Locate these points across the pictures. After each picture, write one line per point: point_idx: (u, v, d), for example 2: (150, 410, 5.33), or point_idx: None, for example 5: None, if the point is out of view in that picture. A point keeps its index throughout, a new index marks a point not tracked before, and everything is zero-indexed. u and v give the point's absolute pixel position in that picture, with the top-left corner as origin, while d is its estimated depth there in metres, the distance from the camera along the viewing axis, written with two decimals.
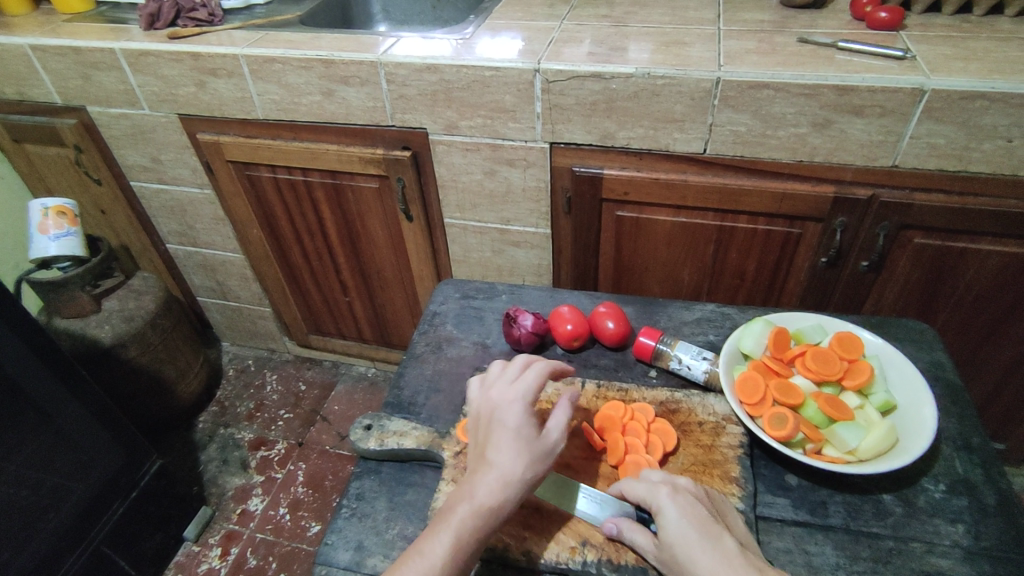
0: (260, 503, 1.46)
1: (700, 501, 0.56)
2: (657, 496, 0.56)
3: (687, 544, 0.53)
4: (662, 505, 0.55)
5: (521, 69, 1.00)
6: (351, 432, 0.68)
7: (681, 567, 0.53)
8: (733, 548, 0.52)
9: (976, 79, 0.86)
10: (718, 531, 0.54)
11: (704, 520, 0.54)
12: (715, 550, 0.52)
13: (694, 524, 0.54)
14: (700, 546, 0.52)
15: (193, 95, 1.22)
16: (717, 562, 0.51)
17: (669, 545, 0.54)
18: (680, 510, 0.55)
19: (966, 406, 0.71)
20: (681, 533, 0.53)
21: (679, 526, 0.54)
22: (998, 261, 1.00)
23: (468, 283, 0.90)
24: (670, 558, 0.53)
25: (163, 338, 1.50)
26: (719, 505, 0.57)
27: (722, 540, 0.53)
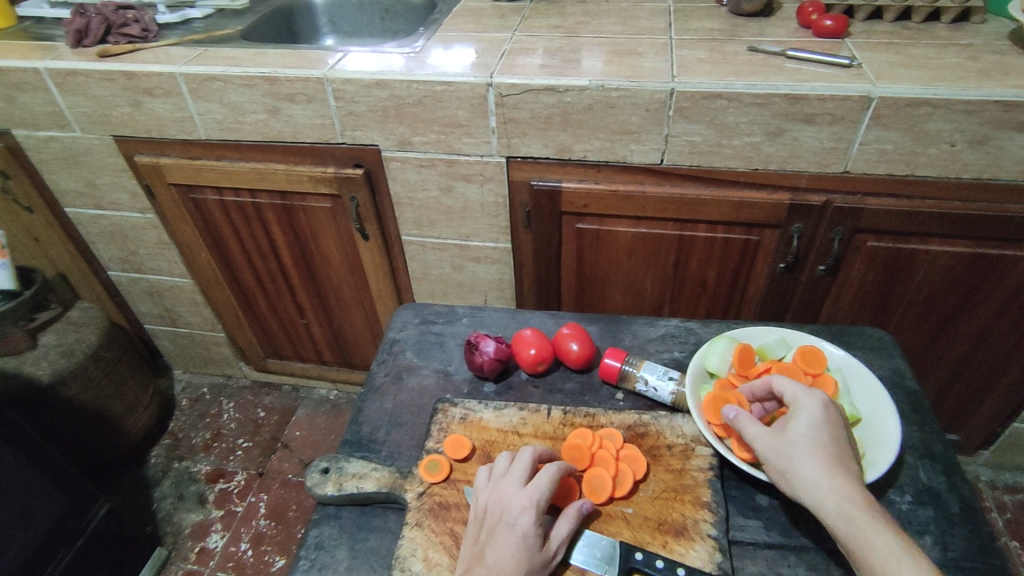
0: (219, 540, 1.39)
1: (839, 421, 0.59)
2: (807, 396, 0.59)
3: (814, 440, 0.56)
4: (809, 403, 0.59)
5: (474, 84, 0.98)
6: (308, 477, 0.65)
7: (794, 451, 0.56)
8: (850, 465, 0.56)
9: (919, 86, 0.87)
10: (846, 448, 0.57)
11: (839, 435, 0.57)
12: (836, 455, 0.56)
13: (829, 430, 0.57)
14: (825, 448, 0.56)
15: (129, 116, 1.16)
16: (832, 466, 0.55)
17: (795, 434, 0.57)
18: (822, 415, 0.58)
19: (926, 414, 0.72)
20: (815, 430, 0.57)
21: (815, 425, 0.57)
22: (947, 261, 1.02)
23: (427, 307, 0.87)
24: (787, 443, 0.57)
25: (107, 371, 1.42)
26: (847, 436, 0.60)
27: (845, 456, 0.56)
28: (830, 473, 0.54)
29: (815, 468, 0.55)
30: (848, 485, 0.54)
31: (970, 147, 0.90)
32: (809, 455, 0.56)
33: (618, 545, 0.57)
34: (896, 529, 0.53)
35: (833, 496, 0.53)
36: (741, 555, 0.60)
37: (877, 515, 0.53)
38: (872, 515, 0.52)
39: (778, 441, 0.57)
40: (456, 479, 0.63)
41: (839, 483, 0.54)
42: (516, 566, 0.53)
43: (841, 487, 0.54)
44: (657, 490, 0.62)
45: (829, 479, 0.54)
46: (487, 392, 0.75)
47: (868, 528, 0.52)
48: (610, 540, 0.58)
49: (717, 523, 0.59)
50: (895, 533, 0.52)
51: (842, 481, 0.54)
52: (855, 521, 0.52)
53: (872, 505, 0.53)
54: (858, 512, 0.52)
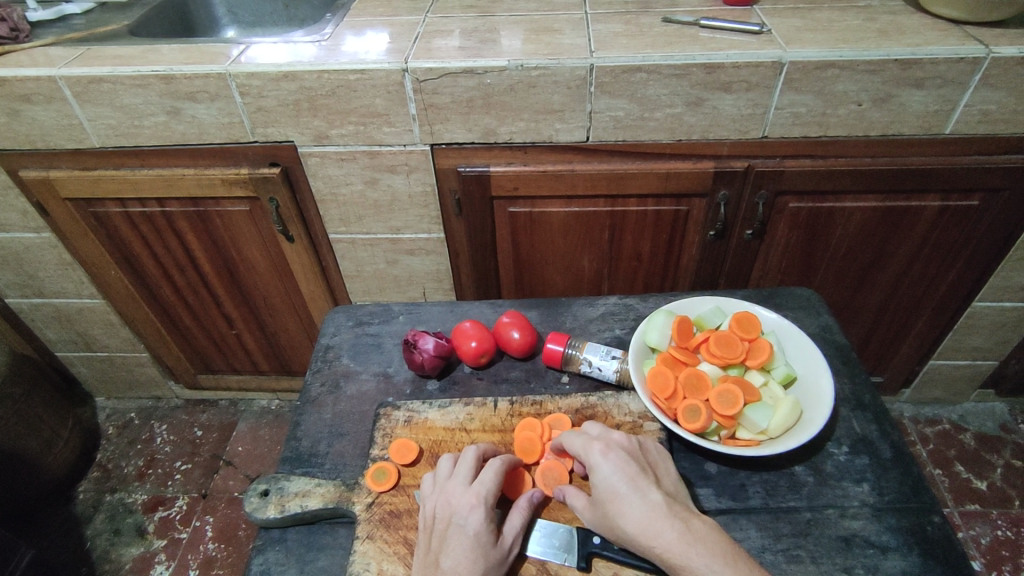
0: (165, 570, 1.31)
1: (633, 457, 0.58)
2: (589, 452, 0.58)
3: (616, 497, 0.55)
4: (594, 462, 0.57)
5: (389, 71, 0.94)
6: (246, 502, 0.61)
7: (608, 518, 0.55)
8: (658, 502, 0.54)
9: (826, 49, 0.90)
10: (645, 484, 0.55)
11: (634, 475, 0.56)
12: (640, 503, 0.54)
13: (623, 478, 0.55)
14: (626, 500, 0.54)
15: (7, 127, 1.04)
16: (642, 517, 0.53)
17: (600, 500, 0.56)
18: (612, 466, 0.56)
19: (855, 365, 0.75)
20: (609, 487, 0.55)
21: (609, 480, 0.56)
22: (863, 215, 1.07)
23: (361, 308, 0.84)
24: (601, 515, 0.55)
25: (17, 409, 1.30)
26: (650, 461, 0.58)
27: (649, 494, 0.54)
28: (644, 526, 0.53)
29: (632, 531, 0.53)
30: (664, 532, 0.52)
31: (876, 106, 0.94)
32: (621, 514, 0.54)
33: (580, 531, 0.57)
34: (722, 550, 0.51)
35: (656, 553, 0.52)
36: None
37: (697, 548, 0.51)
38: (693, 552, 0.51)
39: (595, 519, 0.56)
40: (405, 485, 0.61)
41: (654, 530, 0.52)
42: (472, 567, 0.52)
43: (658, 537, 0.52)
44: None
45: (647, 534, 0.52)
46: (431, 391, 0.73)
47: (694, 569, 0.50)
48: (567, 527, 0.57)
49: None
50: (720, 557, 0.50)
51: (656, 527, 0.52)
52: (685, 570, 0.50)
53: (694, 541, 0.51)
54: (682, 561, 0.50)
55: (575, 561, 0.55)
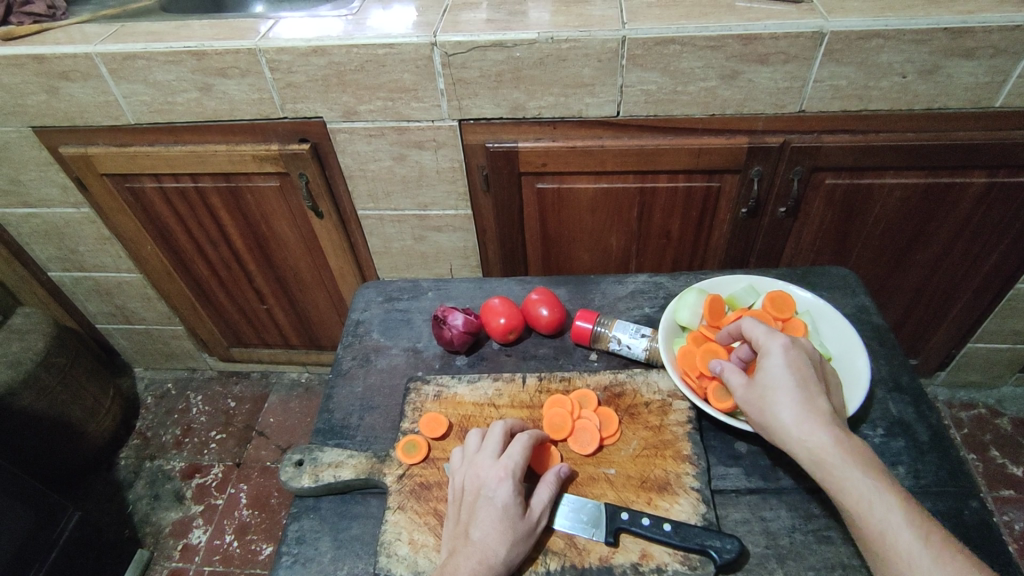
0: (202, 534, 1.37)
1: (811, 360, 0.59)
2: (772, 341, 0.59)
3: (782, 390, 0.57)
4: (772, 350, 0.59)
5: (417, 45, 0.93)
6: (281, 472, 0.63)
7: (764, 401, 0.58)
8: (823, 407, 0.56)
9: (870, 18, 0.86)
10: (814, 390, 0.57)
11: (807, 376, 0.58)
12: (806, 401, 0.56)
13: (795, 375, 0.57)
14: (791, 395, 0.56)
15: (46, 104, 1.06)
16: (801, 415, 0.56)
17: (762, 386, 0.58)
18: (789, 360, 0.58)
19: (892, 347, 0.74)
20: (778, 378, 0.57)
21: (781, 372, 0.57)
22: (903, 192, 1.03)
23: (390, 284, 0.85)
24: (757, 397, 0.58)
25: (60, 378, 1.36)
26: (823, 370, 0.60)
27: (816, 398, 0.57)
28: (804, 421, 0.55)
29: (785, 421, 0.56)
30: (823, 432, 0.54)
31: (921, 78, 0.90)
32: (783, 404, 0.56)
33: (610, 506, 0.57)
34: (873, 466, 0.54)
35: (805, 446, 0.55)
36: (724, 503, 0.62)
37: (852, 457, 0.54)
38: (846, 458, 0.53)
39: (749, 398, 0.59)
40: (435, 458, 0.63)
41: (811, 429, 0.55)
42: (501, 538, 0.53)
43: (816, 435, 0.55)
44: (638, 448, 0.62)
45: (802, 429, 0.55)
46: (460, 366, 0.74)
47: (843, 473, 0.53)
48: (595, 503, 0.58)
49: (699, 476, 0.60)
50: (870, 471, 0.53)
51: (815, 427, 0.55)
52: (830, 468, 0.53)
53: (850, 449, 0.54)
54: (831, 460, 0.54)
55: (603, 535, 0.56)
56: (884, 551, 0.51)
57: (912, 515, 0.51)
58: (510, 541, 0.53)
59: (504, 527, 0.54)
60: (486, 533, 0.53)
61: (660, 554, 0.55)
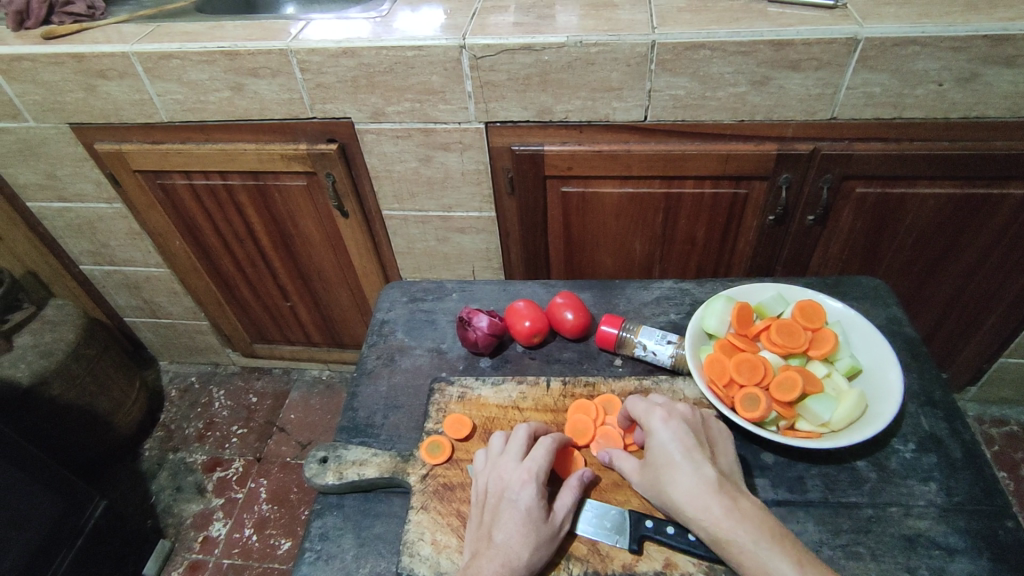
0: (222, 527, 1.38)
1: (694, 430, 0.58)
2: (652, 418, 0.59)
3: (669, 465, 0.56)
4: (654, 427, 0.58)
5: (446, 47, 0.93)
6: (306, 469, 0.63)
7: (657, 481, 0.56)
8: (711, 476, 0.54)
9: (906, 25, 0.85)
10: (702, 459, 0.56)
11: (690, 446, 0.56)
12: (693, 474, 0.54)
13: (677, 448, 0.56)
14: (678, 470, 0.55)
15: (83, 102, 1.09)
16: (692, 488, 0.54)
17: (653, 467, 0.57)
18: (670, 435, 0.57)
19: (925, 360, 0.73)
20: (663, 455, 0.56)
21: (664, 449, 0.56)
22: (936, 203, 1.01)
23: (415, 285, 0.85)
24: (651, 477, 0.57)
25: (89, 369, 1.38)
26: (710, 435, 0.58)
27: (702, 468, 0.55)
28: (692, 496, 0.53)
29: (679, 498, 0.54)
30: (715, 504, 0.53)
31: (958, 86, 0.88)
32: (671, 481, 0.55)
33: (634, 513, 0.57)
34: (768, 532, 0.51)
35: (703, 523, 0.52)
36: None
37: (744, 526, 0.51)
38: (740, 529, 0.51)
39: (645, 480, 0.57)
40: (459, 459, 0.63)
41: (703, 503, 0.53)
42: (525, 541, 0.53)
43: (707, 508, 0.53)
44: None
45: (693, 504, 0.53)
46: (484, 368, 0.74)
47: (742, 547, 0.51)
48: (619, 509, 0.58)
49: None
50: (769, 540, 0.51)
51: (705, 501, 0.53)
52: (727, 544, 0.51)
53: (744, 517, 0.52)
54: (725, 535, 0.51)
55: (626, 543, 0.56)
56: None
57: None
58: (533, 544, 0.53)
59: (526, 531, 0.53)
60: (509, 536, 0.53)
61: (684, 564, 0.55)
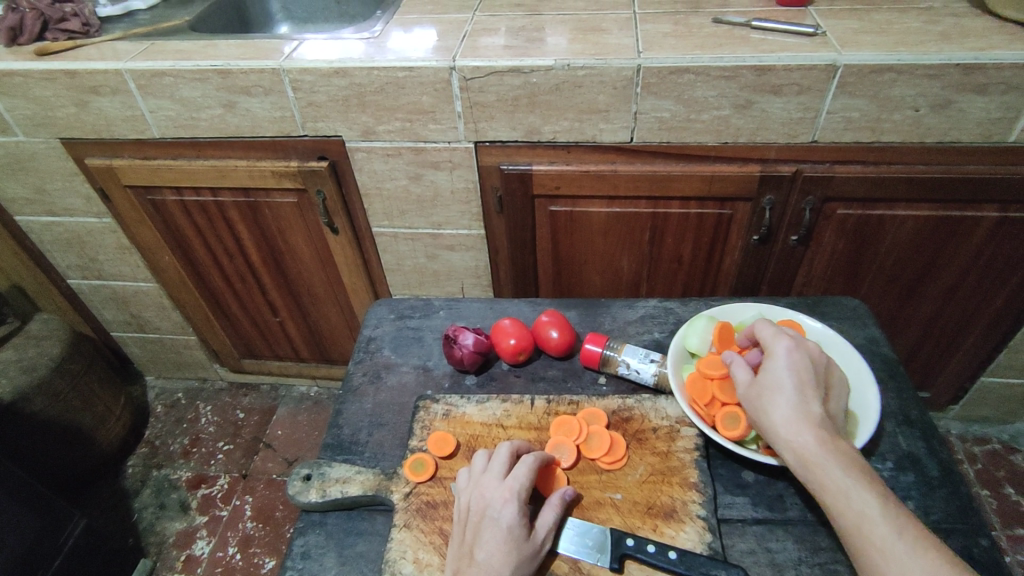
0: (205, 546, 1.37)
1: (815, 366, 0.61)
2: (779, 343, 0.61)
3: (778, 389, 0.59)
4: (779, 353, 0.61)
5: (436, 68, 0.95)
6: (289, 486, 0.63)
7: (760, 399, 0.59)
8: (816, 409, 0.57)
9: (883, 53, 0.87)
10: (812, 394, 0.58)
11: (807, 381, 0.59)
12: (800, 403, 0.58)
13: (792, 377, 0.59)
14: (785, 396, 0.58)
15: (75, 117, 1.10)
16: (794, 414, 0.57)
17: (760, 384, 0.60)
18: (790, 363, 0.60)
19: (903, 379, 0.74)
20: (778, 378, 0.59)
21: (778, 373, 0.59)
22: (915, 224, 1.04)
23: (402, 302, 0.86)
24: (755, 394, 0.60)
25: (74, 384, 1.37)
26: (828, 376, 0.61)
27: (810, 401, 0.58)
28: (794, 421, 0.57)
29: (776, 420, 0.57)
30: (810, 432, 0.56)
31: (934, 112, 0.91)
32: (774, 403, 0.58)
33: (616, 530, 0.58)
34: (857, 469, 0.55)
35: (794, 444, 0.56)
36: (730, 532, 0.61)
37: (835, 457, 0.55)
38: (830, 458, 0.55)
39: (749, 396, 0.60)
40: (442, 477, 0.63)
41: (801, 429, 0.56)
42: (506, 559, 0.53)
43: (803, 435, 0.56)
44: (644, 474, 0.62)
45: (790, 427, 0.57)
46: (469, 385, 0.74)
47: (823, 470, 0.54)
48: (600, 528, 0.58)
49: (705, 503, 0.60)
50: (854, 472, 0.54)
51: (804, 428, 0.56)
52: (812, 466, 0.55)
53: (835, 450, 0.55)
54: (814, 458, 0.55)
55: (606, 561, 0.56)
56: (855, 544, 0.52)
57: (889, 516, 0.52)
58: (514, 563, 0.53)
59: (507, 549, 0.54)
60: (490, 554, 0.53)
61: None
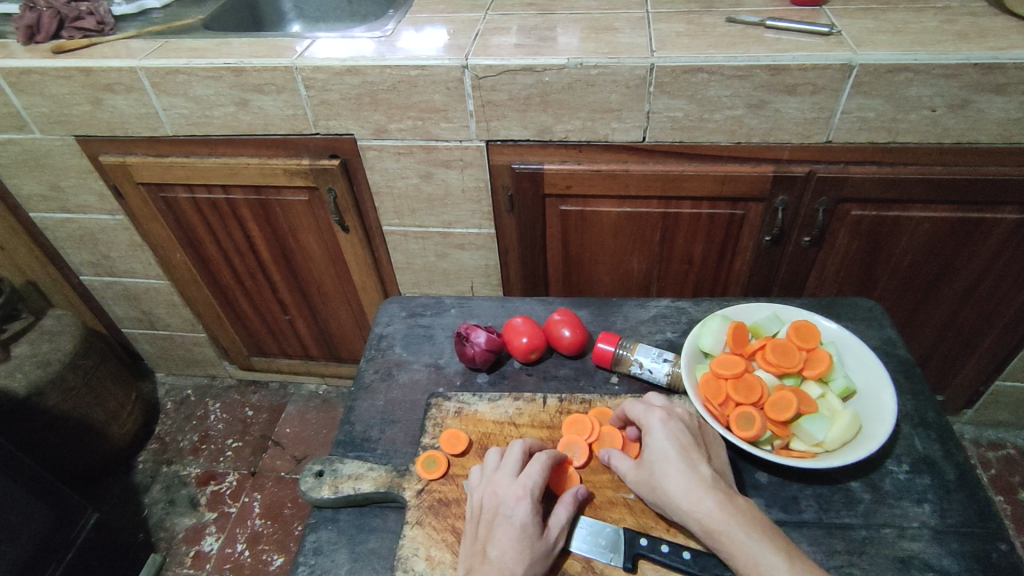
0: (215, 542, 1.37)
1: (690, 431, 0.60)
2: (651, 417, 0.61)
3: (665, 462, 0.58)
4: (653, 426, 0.60)
5: (449, 67, 0.95)
6: (302, 482, 0.63)
7: (653, 477, 0.58)
8: (707, 473, 0.56)
9: (899, 52, 0.87)
10: (697, 458, 0.58)
11: (687, 446, 0.58)
12: (689, 471, 0.56)
13: (675, 447, 0.58)
14: (673, 468, 0.57)
15: (90, 114, 1.10)
16: (687, 484, 0.56)
17: (649, 462, 0.59)
18: (666, 434, 0.59)
19: (918, 382, 0.73)
20: (661, 452, 0.58)
21: (662, 446, 0.58)
22: (930, 226, 1.03)
23: (413, 299, 0.86)
24: (647, 476, 0.58)
25: (86, 380, 1.38)
26: (705, 437, 0.61)
27: (697, 465, 0.57)
28: (689, 490, 0.55)
29: (674, 494, 0.56)
30: (708, 499, 0.54)
31: (951, 112, 0.90)
32: (667, 476, 0.57)
33: (630, 530, 0.57)
34: (760, 527, 0.53)
35: (696, 516, 0.54)
36: None
37: (736, 519, 0.53)
38: (732, 522, 0.53)
39: (641, 479, 0.59)
40: (455, 474, 0.63)
41: (698, 497, 0.55)
42: (519, 557, 0.53)
43: (701, 503, 0.54)
44: None
45: (688, 498, 0.55)
46: (480, 384, 0.74)
47: (731, 537, 0.52)
48: (614, 527, 0.58)
49: None
50: (759, 531, 0.53)
51: (699, 494, 0.55)
52: (720, 536, 0.53)
53: (735, 512, 0.54)
54: (719, 526, 0.53)
55: (620, 560, 0.56)
56: None
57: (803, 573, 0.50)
58: (527, 562, 0.53)
59: (519, 547, 0.54)
60: (503, 553, 0.53)
61: None
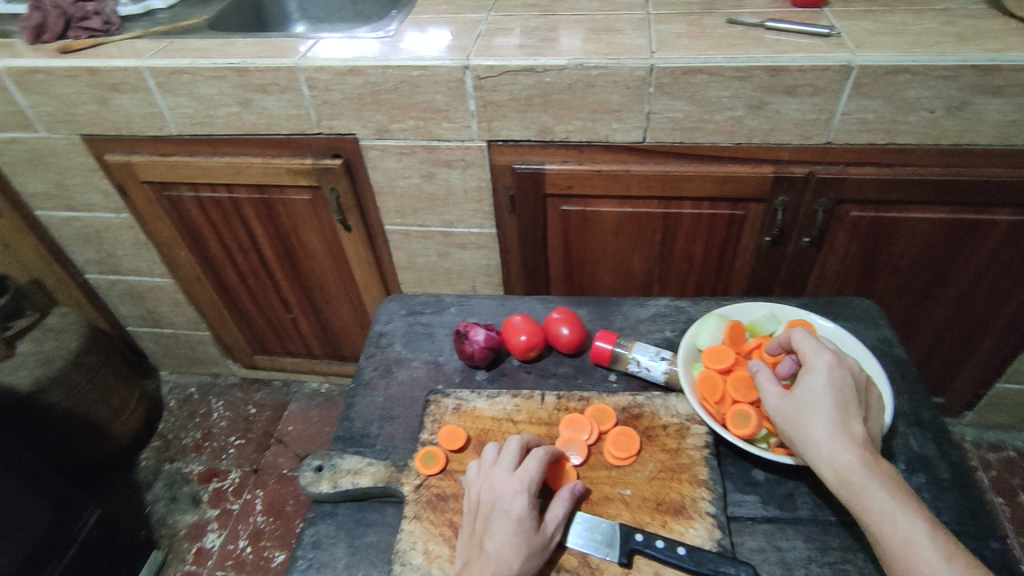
0: (216, 539, 1.38)
1: (855, 383, 0.60)
2: (819, 359, 0.60)
3: (819, 407, 0.58)
4: (818, 368, 0.59)
5: (450, 68, 0.96)
6: (302, 476, 0.64)
7: (798, 415, 0.59)
8: (857, 428, 0.57)
9: (898, 54, 0.87)
10: (853, 411, 0.58)
11: (847, 397, 0.58)
12: (839, 421, 0.57)
13: (834, 394, 0.58)
14: (825, 415, 0.57)
15: (95, 114, 1.12)
16: (834, 433, 0.57)
17: (799, 400, 0.59)
18: (830, 380, 0.59)
19: (915, 381, 0.73)
20: (816, 395, 0.58)
21: (818, 391, 0.58)
22: (929, 227, 1.03)
23: (414, 297, 0.87)
24: (792, 412, 0.59)
25: (90, 377, 1.40)
26: (867, 392, 0.60)
27: (850, 418, 0.57)
28: (834, 440, 0.56)
29: (815, 438, 0.57)
30: (851, 452, 0.55)
31: (949, 114, 0.90)
32: (815, 420, 0.57)
33: (626, 526, 0.58)
34: (900, 490, 0.54)
35: (835, 465, 0.55)
36: (740, 531, 0.61)
37: (878, 478, 0.54)
38: (872, 479, 0.54)
39: (782, 411, 0.60)
40: (452, 469, 0.63)
41: (841, 448, 0.56)
42: (516, 551, 0.54)
43: (844, 454, 0.55)
44: (654, 471, 0.63)
45: (830, 446, 0.56)
46: (479, 381, 0.75)
47: (866, 491, 0.54)
48: (610, 523, 0.58)
49: (714, 501, 0.60)
50: (896, 492, 0.54)
51: (844, 447, 0.56)
52: (853, 487, 0.54)
53: (877, 472, 0.55)
54: (856, 478, 0.54)
55: (615, 556, 0.56)
56: (897, 566, 0.52)
57: (935, 539, 0.52)
58: (525, 556, 0.54)
59: (518, 542, 0.54)
60: (502, 547, 0.54)
61: None
